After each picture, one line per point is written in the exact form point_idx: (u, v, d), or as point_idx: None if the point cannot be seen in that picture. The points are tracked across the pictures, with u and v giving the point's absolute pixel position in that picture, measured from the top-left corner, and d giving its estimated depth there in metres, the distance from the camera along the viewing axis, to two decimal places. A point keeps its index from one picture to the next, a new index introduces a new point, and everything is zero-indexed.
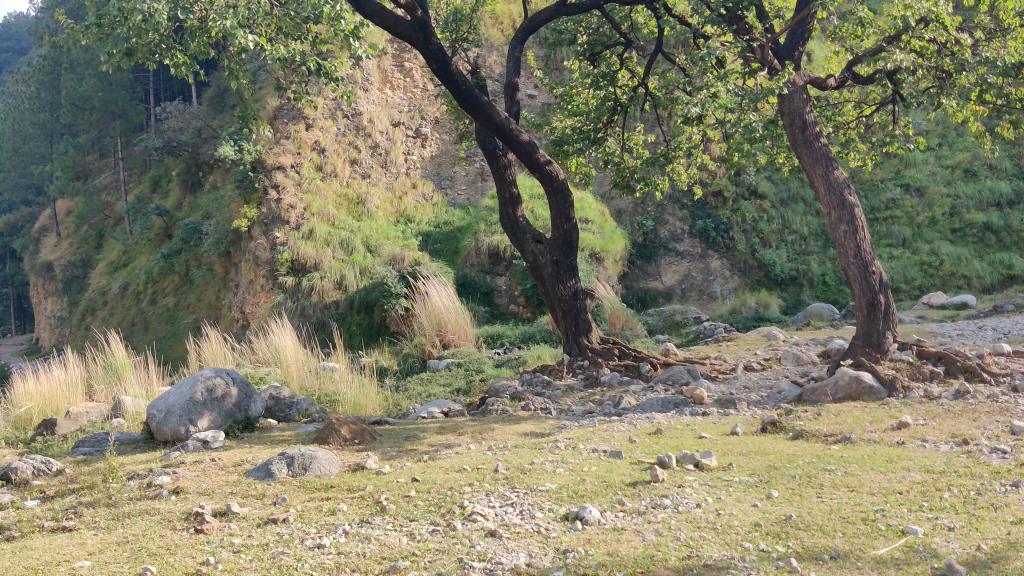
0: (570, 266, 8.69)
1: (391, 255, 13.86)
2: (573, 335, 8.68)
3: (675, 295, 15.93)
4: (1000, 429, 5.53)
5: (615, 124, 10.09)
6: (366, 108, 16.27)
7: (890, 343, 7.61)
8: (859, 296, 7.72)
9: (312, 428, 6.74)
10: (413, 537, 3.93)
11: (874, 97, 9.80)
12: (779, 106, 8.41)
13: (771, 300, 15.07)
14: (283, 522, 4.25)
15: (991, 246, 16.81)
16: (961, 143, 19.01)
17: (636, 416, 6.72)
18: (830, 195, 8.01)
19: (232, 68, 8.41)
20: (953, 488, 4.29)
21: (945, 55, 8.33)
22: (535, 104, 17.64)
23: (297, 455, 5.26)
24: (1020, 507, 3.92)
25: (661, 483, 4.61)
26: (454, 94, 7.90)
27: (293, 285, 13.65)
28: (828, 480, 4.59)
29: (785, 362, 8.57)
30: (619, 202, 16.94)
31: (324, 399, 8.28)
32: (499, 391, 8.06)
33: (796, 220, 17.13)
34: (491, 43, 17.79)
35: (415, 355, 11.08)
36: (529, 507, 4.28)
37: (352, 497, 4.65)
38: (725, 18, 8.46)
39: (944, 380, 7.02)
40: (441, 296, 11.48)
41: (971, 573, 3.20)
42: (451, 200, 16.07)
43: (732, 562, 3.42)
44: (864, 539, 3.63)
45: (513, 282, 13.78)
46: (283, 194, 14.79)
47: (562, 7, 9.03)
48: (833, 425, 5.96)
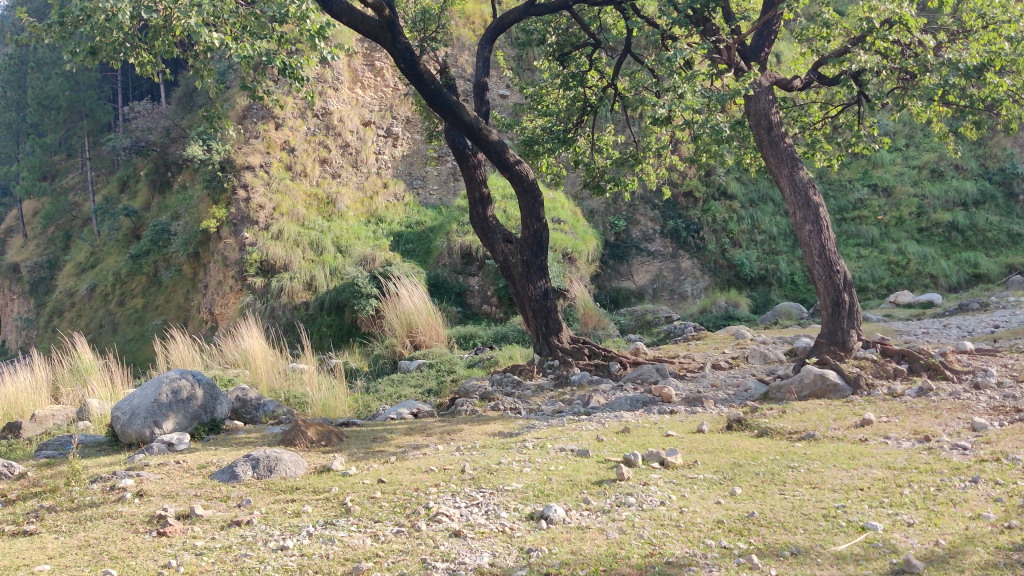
0: (540, 266, 8.66)
1: (361, 255, 13.82)
2: (543, 335, 8.67)
3: (646, 295, 15.97)
4: (961, 426, 5.60)
5: (585, 124, 10.06)
6: (336, 108, 16.19)
7: (855, 342, 7.66)
8: (824, 294, 7.78)
9: (280, 430, 6.69)
10: (377, 538, 3.92)
11: (840, 98, 9.90)
12: (745, 106, 8.45)
13: (741, 299, 15.17)
14: (247, 524, 4.21)
15: (957, 246, 17.02)
16: (927, 144, 19.20)
17: (605, 416, 6.72)
18: (795, 196, 8.08)
19: (198, 67, 8.29)
20: (914, 484, 4.34)
21: (909, 56, 8.42)
22: (507, 104, 17.66)
23: (263, 457, 5.22)
24: (978, 503, 3.97)
25: (626, 481, 4.61)
26: (422, 93, 7.86)
27: (262, 285, 13.58)
28: (791, 477, 4.62)
29: (752, 360, 8.62)
30: (591, 202, 16.92)
31: (293, 401, 8.23)
32: (469, 391, 8.05)
33: (765, 220, 17.28)
34: (462, 43, 17.78)
35: (385, 356, 11.03)
36: (495, 507, 4.27)
37: (318, 499, 4.62)
38: (693, 19, 8.48)
39: (908, 377, 7.09)
40: (412, 296, 11.46)
41: (929, 568, 3.22)
42: (423, 200, 15.98)
43: (693, 560, 3.44)
44: (825, 535, 3.66)
45: (486, 282, 13.80)
46: (252, 194, 14.63)
47: (530, 7, 8.99)
48: (798, 423, 5.99)
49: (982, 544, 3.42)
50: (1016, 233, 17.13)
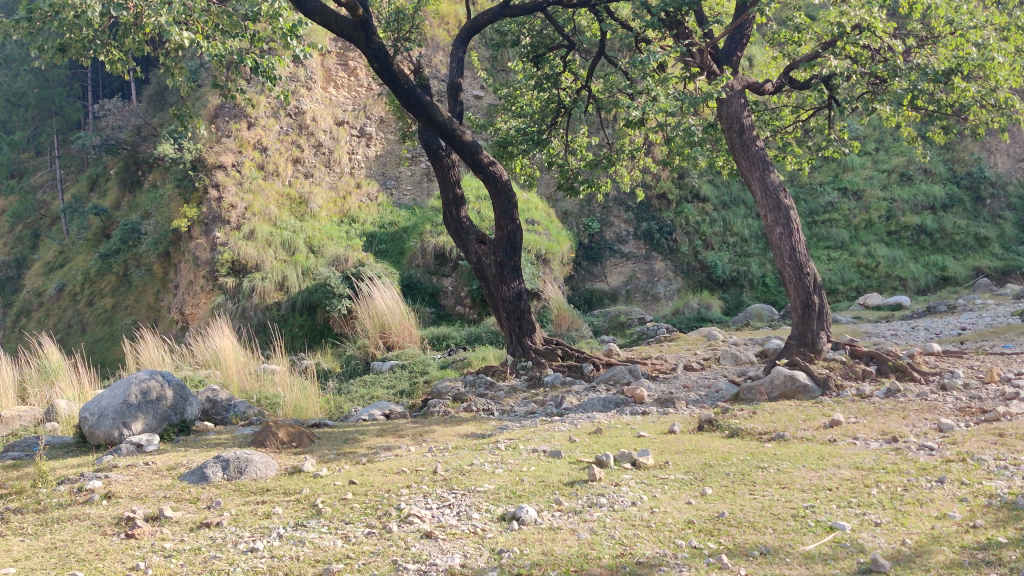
0: (514, 267, 8.67)
1: (334, 255, 13.80)
2: (516, 336, 8.68)
3: (620, 296, 16.04)
4: (928, 426, 5.68)
5: (559, 125, 10.06)
6: (309, 107, 16.10)
7: (824, 343, 7.73)
8: (794, 296, 7.84)
9: (250, 432, 6.65)
10: (348, 540, 3.90)
11: (811, 102, 10.00)
12: (718, 110, 8.52)
13: (713, 301, 15.30)
14: (217, 526, 4.18)
15: (926, 249, 17.26)
16: (896, 148, 19.40)
17: (577, 416, 6.75)
18: (766, 199, 8.15)
19: (169, 65, 8.20)
20: (881, 484, 4.39)
21: (878, 61, 8.53)
22: (481, 105, 17.67)
23: (232, 458, 5.18)
24: (944, 502, 4.02)
25: (598, 482, 4.63)
26: (395, 93, 7.84)
27: (233, 286, 13.48)
28: (761, 477, 4.66)
29: (724, 361, 8.69)
30: (565, 203, 16.92)
31: (264, 402, 8.17)
32: (442, 392, 8.05)
33: (736, 223, 17.46)
34: (436, 43, 17.76)
35: (358, 356, 10.99)
36: (467, 507, 4.28)
37: (288, 500, 4.59)
38: (666, 23, 8.53)
39: (876, 379, 7.17)
40: (384, 297, 11.42)
41: (895, 568, 3.26)
42: (397, 201, 15.95)
43: (664, 560, 3.46)
44: (793, 535, 3.69)
45: (459, 283, 13.79)
46: (223, 193, 14.50)
47: (505, 8, 9.00)
48: (768, 424, 6.05)
49: (947, 544, 3.47)
50: (983, 237, 17.40)
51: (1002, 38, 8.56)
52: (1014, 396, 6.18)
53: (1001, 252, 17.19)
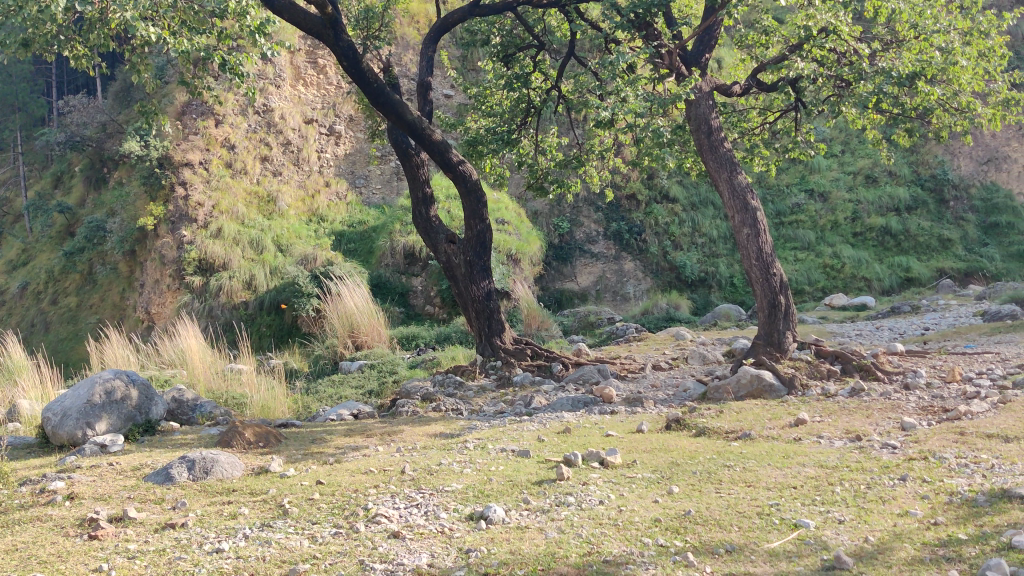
0: (483, 267, 8.66)
1: (302, 255, 13.73)
2: (485, 336, 8.67)
3: (589, 296, 16.09)
4: (891, 425, 5.76)
5: (529, 125, 10.05)
6: (278, 105, 15.97)
7: (790, 343, 7.80)
8: (761, 296, 7.91)
9: (216, 432, 6.60)
10: (315, 540, 3.88)
11: (778, 104, 10.08)
12: (686, 111, 8.58)
13: (682, 301, 15.41)
14: (182, 527, 4.15)
15: (890, 250, 17.50)
16: (861, 150, 19.62)
17: (546, 416, 6.76)
18: (733, 200, 8.21)
19: (134, 61, 8.09)
20: (845, 482, 4.44)
21: (844, 64, 8.63)
22: (451, 104, 17.66)
23: (198, 459, 5.14)
24: (906, 500, 4.08)
25: (566, 481, 4.64)
26: (364, 91, 7.80)
27: (200, 284, 13.36)
28: (726, 476, 4.70)
29: (692, 361, 8.75)
30: (535, 203, 16.91)
31: (231, 402, 8.10)
32: (410, 392, 8.03)
33: (705, 224, 17.63)
34: (406, 42, 17.70)
35: (326, 356, 10.93)
36: (435, 507, 4.27)
37: (254, 501, 4.55)
38: (635, 24, 8.57)
39: (841, 378, 7.26)
40: (353, 296, 11.36)
41: (858, 564, 3.30)
42: (366, 199, 15.91)
43: (630, 558, 3.49)
44: (758, 533, 3.73)
45: (429, 282, 13.76)
46: (191, 191, 14.33)
47: (474, 7, 8.99)
48: (734, 423, 6.10)
49: (909, 540, 3.53)
50: (946, 238, 17.68)
51: (966, 42, 8.70)
52: (974, 396, 6.29)
53: (963, 254, 17.48)
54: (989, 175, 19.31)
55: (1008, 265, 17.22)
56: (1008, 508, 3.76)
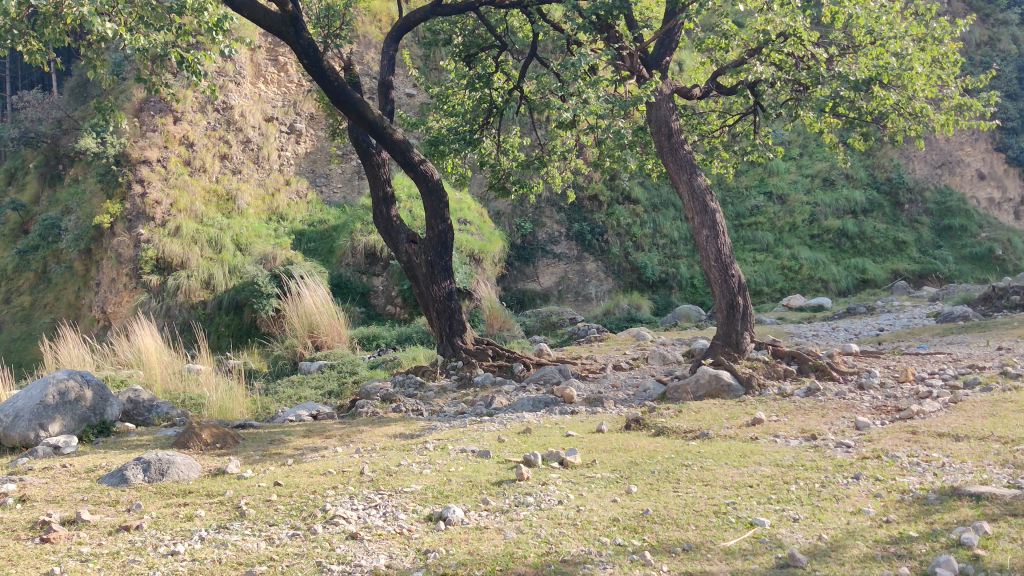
0: (444, 267, 8.65)
1: (262, 254, 13.63)
2: (446, 336, 8.66)
3: (552, 297, 16.12)
4: (845, 425, 5.84)
5: (491, 125, 10.01)
6: (237, 102, 15.80)
7: (748, 343, 7.89)
8: (719, 297, 7.99)
9: (172, 433, 6.52)
10: (272, 542, 3.86)
11: (738, 107, 10.19)
12: (647, 113, 8.64)
13: (643, 302, 15.51)
14: (136, 529, 4.10)
15: (847, 252, 17.77)
16: (819, 153, 19.90)
17: (507, 416, 6.77)
18: (693, 202, 8.28)
19: (91, 57, 7.95)
20: (800, 481, 4.51)
21: (801, 68, 8.74)
22: (413, 103, 17.62)
23: (154, 460, 5.08)
24: (859, 498, 4.15)
25: (525, 481, 4.66)
26: (325, 90, 7.75)
27: (158, 284, 13.19)
28: (684, 475, 4.75)
29: (652, 361, 8.82)
30: (497, 203, 16.91)
31: (188, 402, 8.00)
32: (370, 392, 8.00)
33: (666, 225, 17.77)
34: (368, 41, 17.63)
35: (285, 356, 10.84)
36: (393, 508, 4.26)
37: (211, 502, 4.51)
38: (596, 26, 8.61)
39: (797, 378, 7.36)
40: (313, 296, 11.28)
41: (812, 562, 3.35)
42: (327, 198, 15.85)
43: (587, 558, 3.51)
44: (715, 531, 3.77)
45: (390, 282, 13.73)
46: (148, 189, 14.10)
47: (436, 7, 8.97)
48: (693, 422, 6.16)
49: (861, 538, 3.59)
50: (901, 240, 17.98)
51: (920, 48, 8.87)
52: (926, 396, 6.42)
53: (918, 256, 17.81)
54: (943, 178, 19.71)
55: (960, 267, 17.59)
56: (957, 506, 3.85)
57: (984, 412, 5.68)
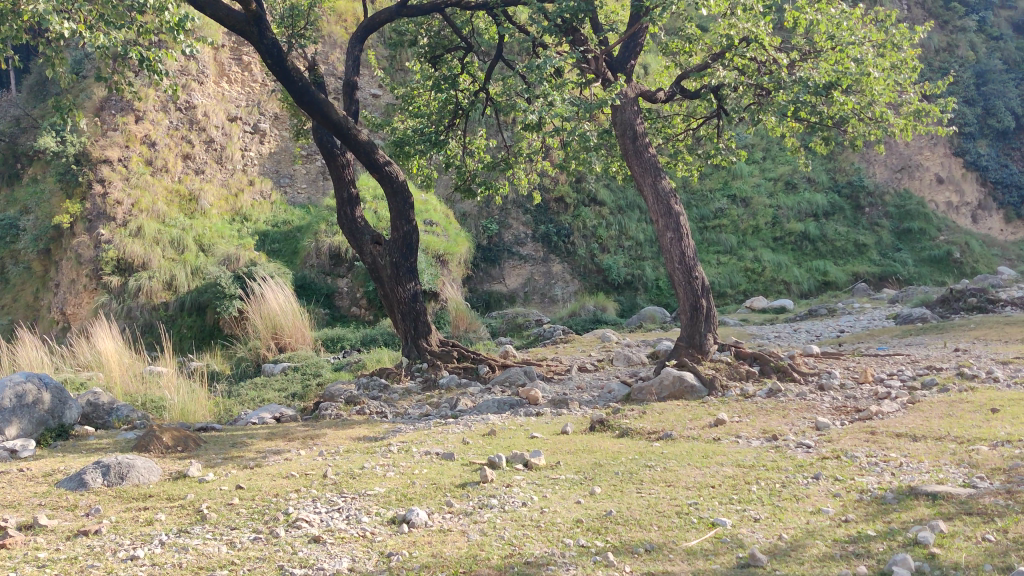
0: (409, 268, 8.62)
1: (224, 255, 13.53)
2: (411, 337, 8.65)
3: (518, 298, 16.14)
4: (806, 425, 5.92)
5: (457, 128, 9.91)
6: (200, 101, 15.61)
7: (711, 345, 7.96)
8: (683, 300, 8.04)
9: (133, 436, 6.45)
10: (233, 546, 3.83)
11: (702, 111, 10.29)
12: (612, 116, 8.69)
13: (608, 303, 15.57)
14: (96, 534, 4.05)
15: (808, 254, 17.99)
16: (782, 157, 20.13)
17: (472, 418, 6.77)
18: (657, 205, 8.34)
19: (49, 55, 7.80)
20: (761, 481, 4.56)
21: (764, 73, 8.87)
22: (379, 104, 17.58)
23: (113, 464, 5.00)
24: (818, 498, 4.21)
25: (490, 483, 4.67)
26: (289, 90, 7.69)
27: (119, 285, 13.02)
28: (648, 476, 4.78)
29: (617, 362, 8.88)
30: (463, 205, 16.89)
31: (149, 405, 7.90)
32: (335, 395, 7.96)
33: (631, 227, 17.88)
34: (333, 40, 17.56)
35: (249, 358, 10.74)
36: (356, 512, 4.25)
37: (172, 506, 4.47)
38: (562, 29, 8.64)
39: (759, 379, 7.44)
40: (277, 297, 11.19)
41: (771, 561, 3.39)
42: (291, 199, 15.78)
43: (551, 559, 3.53)
44: (677, 531, 3.81)
45: (354, 283, 13.68)
46: (109, 189, 13.87)
47: (402, 8, 8.95)
48: (656, 423, 6.20)
49: (820, 537, 3.64)
50: (861, 243, 18.27)
51: (879, 54, 9.00)
52: (885, 396, 6.53)
53: (878, 259, 18.07)
54: (902, 182, 20.04)
55: (919, 269, 17.90)
56: (915, 505, 3.92)
57: (941, 412, 5.79)
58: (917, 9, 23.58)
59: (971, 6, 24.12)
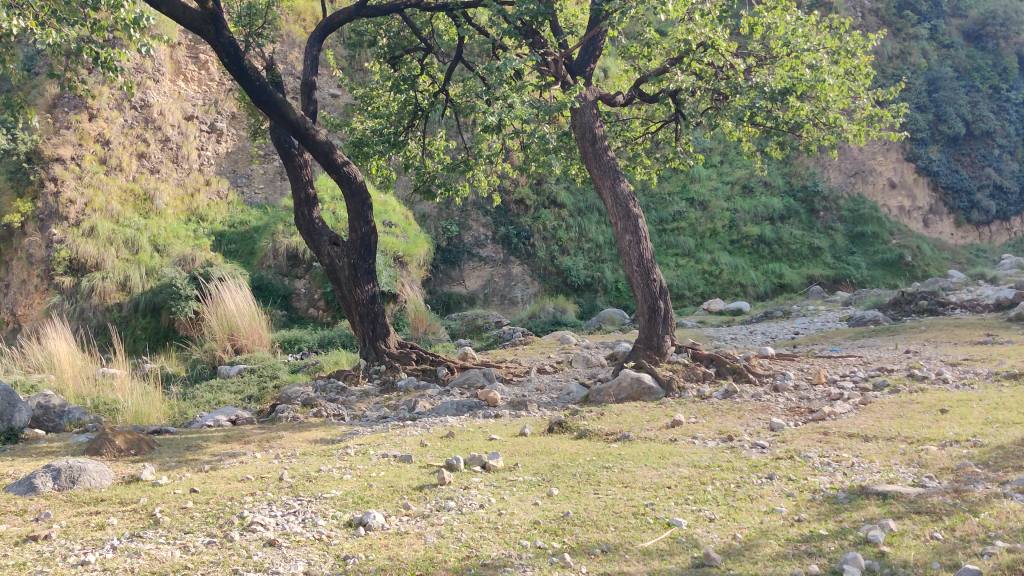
0: (367, 270, 8.57)
1: (180, 255, 13.36)
2: (369, 339, 8.61)
3: (478, 300, 16.14)
4: (761, 425, 6.00)
5: (416, 128, 9.89)
6: (156, 100, 15.39)
7: (669, 347, 8.02)
8: (642, 302, 8.10)
9: (84, 439, 6.34)
10: (187, 550, 3.79)
11: (660, 114, 10.38)
12: (571, 119, 8.72)
13: (568, 305, 15.63)
14: (45, 539, 3.98)
15: (765, 257, 18.22)
16: (739, 161, 20.37)
17: (430, 420, 6.76)
18: (616, 207, 8.39)
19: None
20: (717, 481, 4.62)
21: (721, 78, 8.98)
22: (338, 104, 17.50)
23: (64, 467, 4.92)
24: (772, 498, 4.27)
25: (447, 485, 4.68)
26: (245, 89, 7.62)
27: (71, 285, 12.80)
28: (605, 477, 4.82)
29: (576, 364, 8.93)
30: (423, 206, 16.84)
31: (101, 407, 7.78)
32: (291, 398, 7.88)
33: (591, 229, 17.95)
34: (291, 40, 17.44)
35: (204, 360, 10.60)
36: (312, 515, 4.22)
37: (124, 511, 4.41)
38: (522, 31, 8.64)
39: (715, 380, 7.52)
40: (234, 298, 11.07)
41: (726, 561, 3.43)
42: (248, 199, 15.68)
43: (507, 561, 3.54)
44: (633, 532, 3.84)
45: (312, 285, 13.58)
46: (62, 187, 13.62)
47: (361, 8, 8.90)
48: (614, 425, 6.23)
49: (774, 537, 3.69)
50: (816, 247, 18.55)
51: (834, 61, 9.13)
52: (838, 397, 6.65)
53: (832, 262, 18.37)
54: (856, 187, 20.41)
55: (872, 272, 18.20)
56: (865, 504, 3.99)
57: (892, 412, 5.91)
58: (871, 16, 23.94)
59: (923, 14, 24.56)
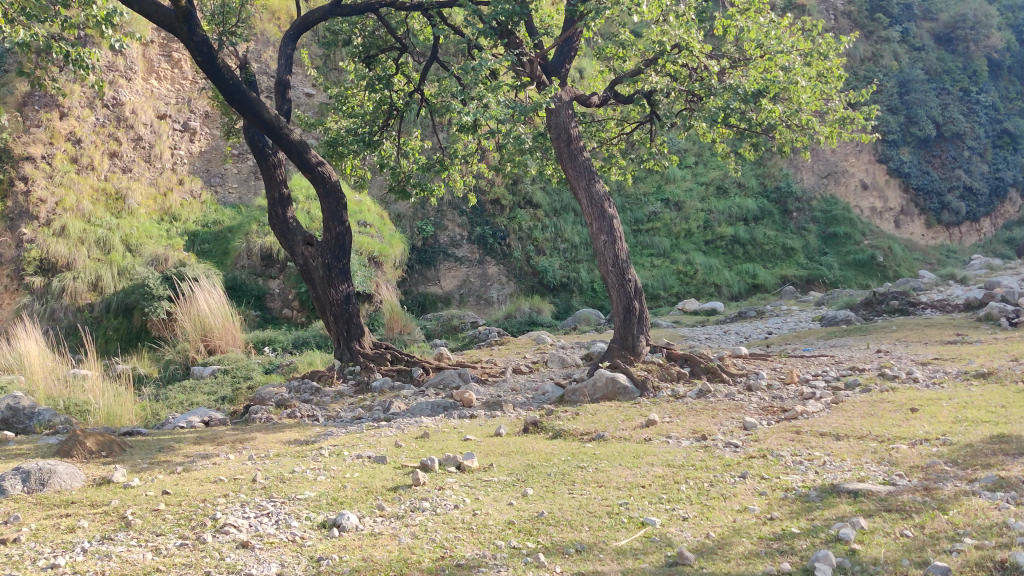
0: (341, 270, 8.54)
1: (152, 255, 13.25)
2: (343, 340, 8.59)
3: (453, 300, 16.13)
4: (734, 425, 6.04)
5: (391, 128, 9.87)
6: (128, 98, 15.25)
7: (643, 346, 8.06)
8: (617, 302, 8.14)
9: (55, 441, 6.27)
10: (159, 552, 3.76)
11: (634, 115, 10.43)
12: (546, 119, 8.73)
13: (544, 305, 15.65)
14: (14, 542, 3.93)
15: (739, 257, 18.35)
16: (713, 162, 20.49)
17: (405, 421, 6.76)
18: (591, 208, 8.41)
19: None
20: (690, 480, 4.65)
21: (695, 79, 9.03)
22: (312, 103, 17.43)
23: (34, 470, 4.87)
24: (745, 497, 4.30)
25: (422, 486, 4.67)
26: (218, 88, 7.57)
27: (41, 285, 12.64)
28: (580, 477, 4.83)
29: (551, 364, 8.95)
30: (398, 206, 16.80)
31: (72, 409, 7.70)
32: (265, 399, 7.84)
33: (567, 230, 17.99)
34: (265, 39, 17.33)
35: (177, 361, 10.51)
36: (286, 516, 4.21)
37: (95, 513, 4.37)
38: (498, 32, 8.64)
39: (689, 380, 7.56)
40: (207, 298, 10.99)
41: (699, 560, 3.46)
42: (221, 199, 15.60)
43: (481, 561, 3.54)
44: (607, 531, 3.86)
45: (286, 285, 13.51)
46: (32, 186, 13.45)
47: (336, 7, 8.86)
48: (588, 425, 6.26)
49: (746, 535, 3.72)
50: (789, 247, 18.70)
51: (807, 63, 9.20)
52: (810, 396, 6.71)
53: (805, 262, 18.53)
54: (829, 188, 20.61)
55: (845, 273, 18.38)
56: (837, 502, 4.03)
57: (863, 412, 5.97)
58: (843, 19, 24.15)
59: (895, 17, 24.80)
